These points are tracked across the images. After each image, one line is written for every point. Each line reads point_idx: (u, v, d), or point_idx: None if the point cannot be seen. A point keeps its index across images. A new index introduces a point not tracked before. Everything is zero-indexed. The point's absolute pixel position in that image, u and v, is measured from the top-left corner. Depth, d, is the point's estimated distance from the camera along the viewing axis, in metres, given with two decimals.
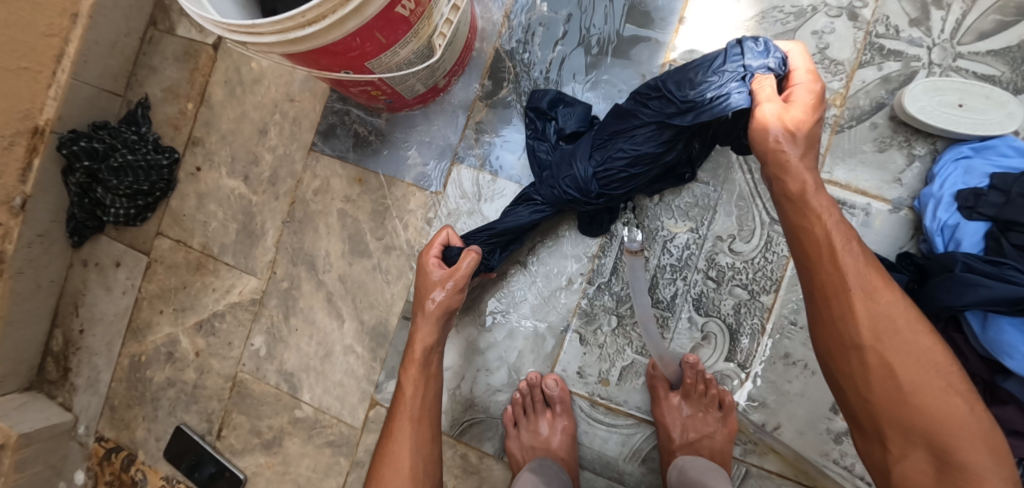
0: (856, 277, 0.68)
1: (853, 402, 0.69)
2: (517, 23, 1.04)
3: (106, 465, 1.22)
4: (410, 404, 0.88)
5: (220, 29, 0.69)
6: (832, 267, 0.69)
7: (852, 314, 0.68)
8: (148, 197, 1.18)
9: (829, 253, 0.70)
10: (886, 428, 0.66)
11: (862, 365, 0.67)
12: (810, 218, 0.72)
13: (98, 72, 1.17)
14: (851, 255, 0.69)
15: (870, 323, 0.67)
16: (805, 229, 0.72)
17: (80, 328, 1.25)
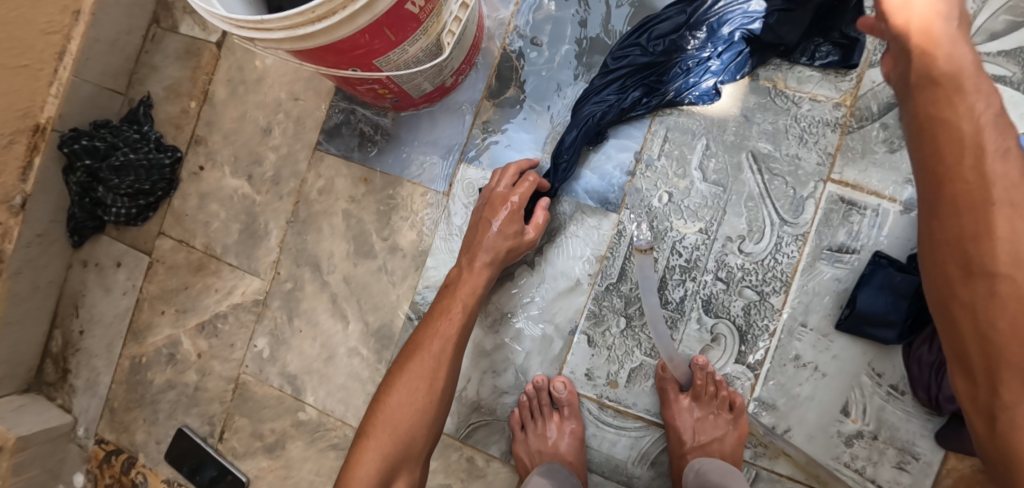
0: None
1: (966, 343, 0.60)
2: (524, 22, 1.04)
3: (105, 468, 1.21)
4: (388, 445, 0.84)
5: (228, 25, 0.68)
6: (976, 171, 0.60)
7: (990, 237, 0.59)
8: (150, 197, 1.17)
9: (975, 165, 0.60)
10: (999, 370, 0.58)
11: (992, 296, 0.58)
12: (959, 101, 0.62)
13: (99, 70, 1.16)
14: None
15: (1015, 250, 0.58)
16: (950, 122, 0.62)
17: (80, 330, 1.23)
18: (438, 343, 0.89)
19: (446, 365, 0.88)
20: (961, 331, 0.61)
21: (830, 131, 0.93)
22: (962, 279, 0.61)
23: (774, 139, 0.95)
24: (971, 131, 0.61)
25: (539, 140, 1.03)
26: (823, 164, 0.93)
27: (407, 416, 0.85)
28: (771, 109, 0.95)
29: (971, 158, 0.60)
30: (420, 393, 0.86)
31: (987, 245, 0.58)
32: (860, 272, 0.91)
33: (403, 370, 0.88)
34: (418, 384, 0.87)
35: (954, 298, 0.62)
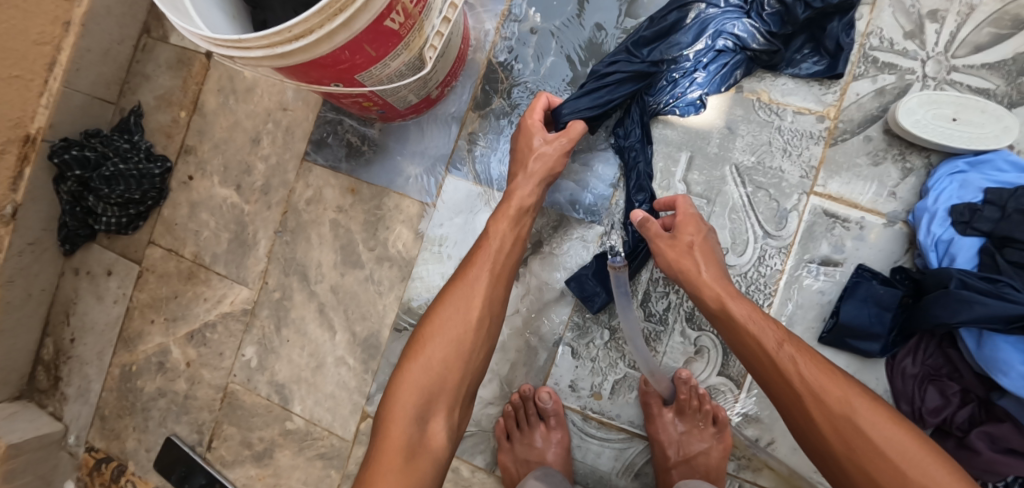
0: (772, 352, 0.76)
1: (821, 443, 0.71)
2: (510, 33, 1.04)
3: (96, 476, 1.21)
4: (421, 376, 0.78)
5: (208, 43, 0.68)
6: (778, 374, 0.75)
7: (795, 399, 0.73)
8: (140, 206, 1.17)
9: (774, 364, 0.75)
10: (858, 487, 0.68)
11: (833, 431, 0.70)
12: (743, 331, 0.78)
13: (90, 80, 1.17)
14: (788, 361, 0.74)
15: (822, 410, 0.71)
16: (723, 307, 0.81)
17: (71, 337, 1.24)
18: (476, 283, 0.83)
19: (485, 294, 0.83)
20: (817, 436, 0.72)
21: (814, 144, 0.93)
22: (793, 400, 0.73)
23: (758, 151, 0.95)
24: (761, 351, 0.76)
25: None
26: (806, 177, 0.93)
27: (445, 347, 0.80)
28: (755, 122, 0.95)
29: (751, 326, 0.78)
30: (458, 325, 0.81)
31: (814, 428, 0.71)
32: (844, 285, 0.91)
33: (474, 258, 0.86)
34: (453, 314, 0.81)
35: (797, 414, 0.73)
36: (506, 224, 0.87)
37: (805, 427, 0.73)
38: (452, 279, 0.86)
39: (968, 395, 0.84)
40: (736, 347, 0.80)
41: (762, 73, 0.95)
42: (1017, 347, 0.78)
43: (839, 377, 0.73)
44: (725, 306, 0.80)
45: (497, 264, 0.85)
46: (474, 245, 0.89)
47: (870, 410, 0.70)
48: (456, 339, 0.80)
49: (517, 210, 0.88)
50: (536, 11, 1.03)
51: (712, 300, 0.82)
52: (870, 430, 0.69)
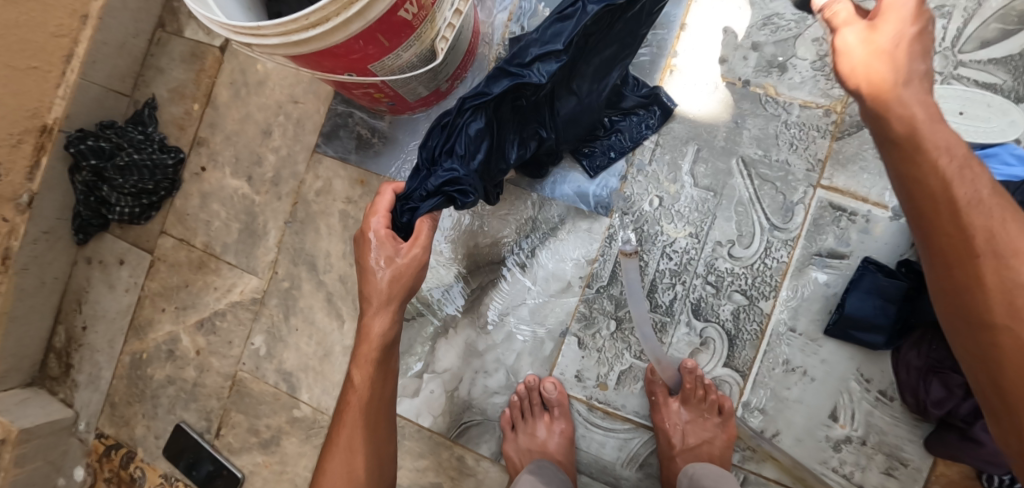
0: (953, 183, 0.60)
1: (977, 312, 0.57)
2: (520, 27, 1.05)
3: (105, 462, 1.23)
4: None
5: (226, 31, 0.70)
6: (955, 221, 0.59)
7: (965, 233, 0.59)
8: (153, 196, 1.19)
9: (954, 218, 0.59)
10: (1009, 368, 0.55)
11: (996, 276, 0.56)
12: (926, 163, 0.61)
13: (106, 73, 1.19)
14: (971, 202, 0.59)
15: (991, 235, 0.58)
16: (916, 178, 0.62)
17: (83, 325, 1.26)
18: (343, 448, 0.89)
19: (358, 452, 0.88)
20: (972, 295, 0.58)
21: (820, 138, 0.94)
22: (959, 256, 0.59)
23: (764, 144, 0.95)
24: (938, 191, 0.60)
25: None
26: (813, 170, 0.94)
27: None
28: (761, 116, 0.96)
29: (941, 159, 0.61)
30: (341, 477, 0.88)
31: (958, 236, 0.59)
32: (850, 277, 0.91)
33: (346, 414, 0.90)
34: (336, 474, 0.88)
35: (955, 269, 0.59)
36: (364, 366, 0.89)
37: (945, 282, 0.60)
38: (335, 428, 0.92)
39: None
40: (914, 216, 0.62)
41: (768, 67, 0.96)
42: None
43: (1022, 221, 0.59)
44: (950, 190, 0.60)
45: (365, 412, 0.89)
46: (345, 389, 0.92)
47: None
48: None
49: (376, 351, 0.89)
50: (545, 6, 1.04)
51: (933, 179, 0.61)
52: None
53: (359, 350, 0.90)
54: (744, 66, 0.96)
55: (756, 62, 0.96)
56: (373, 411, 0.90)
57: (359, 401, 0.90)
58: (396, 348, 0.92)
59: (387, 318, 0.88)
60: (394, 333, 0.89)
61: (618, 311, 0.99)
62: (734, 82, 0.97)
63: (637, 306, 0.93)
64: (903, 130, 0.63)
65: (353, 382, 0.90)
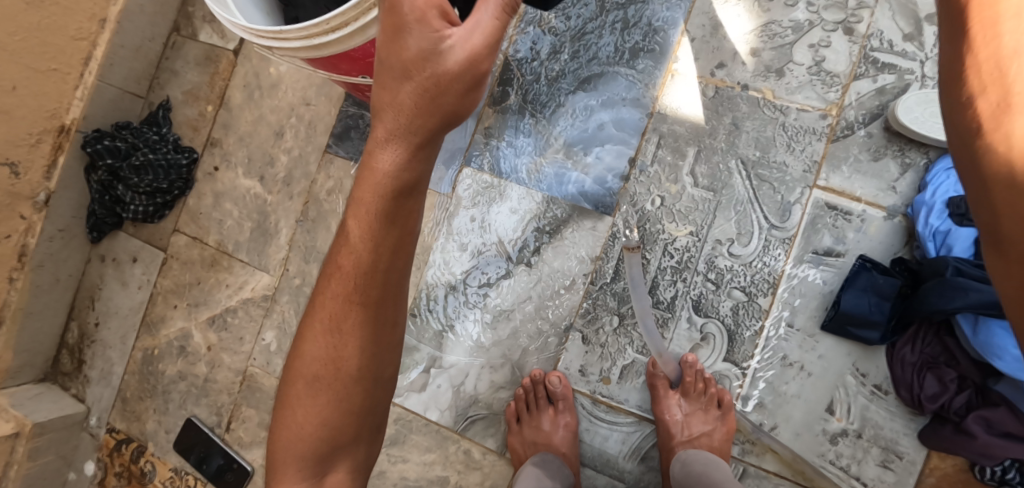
0: (987, 46, 0.45)
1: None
2: (527, 33, 1.08)
3: (116, 456, 1.25)
4: (305, 413, 0.68)
5: (249, 34, 0.73)
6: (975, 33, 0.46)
7: (989, 196, 0.45)
8: (167, 195, 1.22)
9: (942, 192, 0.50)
10: (990, 180, 0.45)
11: (1015, 212, 0.44)
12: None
13: (122, 75, 1.22)
14: (989, 93, 0.45)
15: (1001, 174, 0.44)
16: (960, 22, 0.48)
17: (95, 321, 1.28)
18: (327, 314, 0.67)
19: (349, 296, 0.65)
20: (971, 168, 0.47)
21: (817, 140, 0.97)
22: (969, 140, 0.46)
23: (763, 146, 0.99)
24: (960, 3, 0.48)
25: (539, 146, 1.07)
26: (810, 171, 0.97)
27: (312, 369, 0.68)
28: (760, 118, 0.99)
29: (984, 52, 0.46)
30: (322, 342, 0.67)
31: (973, 68, 0.46)
32: (846, 275, 0.94)
33: (332, 272, 0.67)
34: (323, 329, 0.67)
35: (968, 147, 0.46)
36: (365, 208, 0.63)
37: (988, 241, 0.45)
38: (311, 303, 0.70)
39: (965, 382, 0.87)
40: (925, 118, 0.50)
41: (767, 71, 0.99)
42: None
43: None
44: (958, 115, 0.49)
45: (368, 241, 0.63)
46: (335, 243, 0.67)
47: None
48: (317, 372, 0.67)
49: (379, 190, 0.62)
50: (551, 12, 1.07)
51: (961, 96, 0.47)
52: None
53: (358, 196, 0.64)
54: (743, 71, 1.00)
55: (754, 67, 1.00)
56: (384, 288, 0.65)
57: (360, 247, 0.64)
58: (422, 192, 0.65)
59: (404, 149, 0.62)
60: (411, 174, 0.62)
61: (620, 307, 1.01)
62: (734, 87, 1.00)
63: (639, 297, 0.98)
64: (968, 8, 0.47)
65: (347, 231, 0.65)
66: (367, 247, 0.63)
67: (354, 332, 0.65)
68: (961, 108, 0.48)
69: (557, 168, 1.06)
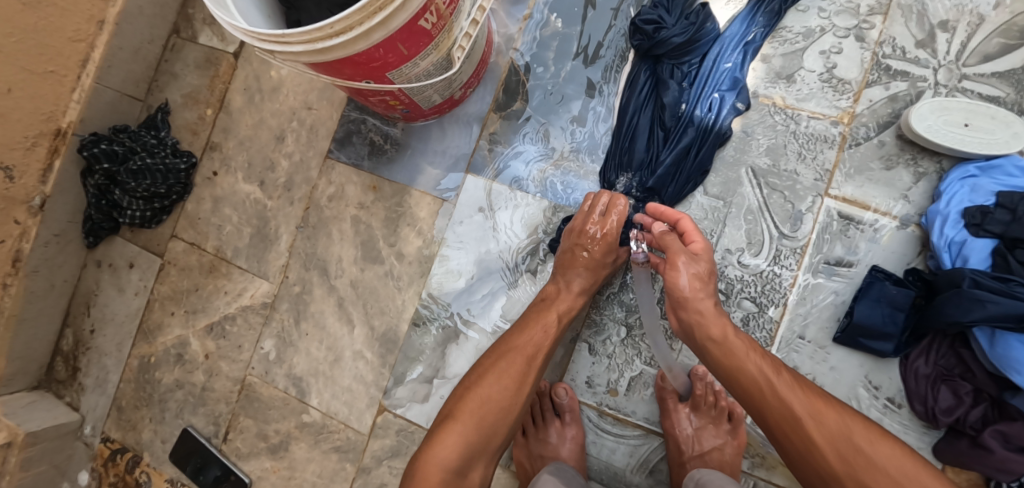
0: (767, 376, 0.79)
1: (821, 468, 0.75)
2: (533, 37, 1.07)
3: (110, 466, 1.23)
4: (467, 428, 0.85)
5: (250, 38, 0.71)
6: (778, 401, 0.78)
7: (813, 445, 0.75)
8: (164, 200, 1.20)
9: (775, 393, 0.79)
10: (836, 468, 0.74)
11: (830, 439, 0.74)
12: (739, 361, 0.81)
13: (121, 78, 1.20)
14: (786, 387, 0.78)
15: (837, 453, 0.74)
16: (741, 370, 0.81)
17: (91, 328, 1.26)
18: (522, 355, 0.89)
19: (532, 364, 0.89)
20: (817, 457, 0.75)
21: (828, 148, 0.96)
22: (791, 429, 0.77)
23: (773, 155, 0.97)
24: (760, 380, 0.80)
25: (544, 152, 1.06)
26: (821, 180, 0.95)
27: (490, 405, 0.86)
28: (770, 126, 0.97)
29: (749, 359, 0.81)
30: (501, 386, 0.87)
31: (788, 408, 0.77)
32: (858, 285, 0.93)
33: (528, 326, 0.92)
34: (503, 377, 0.88)
35: (796, 440, 0.77)
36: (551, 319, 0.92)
37: (803, 468, 0.77)
38: (495, 351, 0.91)
39: (981, 395, 0.86)
40: (723, 372, 0.84)
41: (777, 78, 0.98)
42: None
43: (834, 404, 0.77)
44: (728, 336, 0.83)
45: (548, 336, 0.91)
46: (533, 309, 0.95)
47: (870, 435, 0.74)
48: (499, 407, 0.86)
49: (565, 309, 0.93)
50: (557, 17, 1.06)
51: (716, 329, 0.84)
52: (869, 452, 0.73)
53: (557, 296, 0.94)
54: (753, 77, 0.98)
55: (765, 73, 0.98)
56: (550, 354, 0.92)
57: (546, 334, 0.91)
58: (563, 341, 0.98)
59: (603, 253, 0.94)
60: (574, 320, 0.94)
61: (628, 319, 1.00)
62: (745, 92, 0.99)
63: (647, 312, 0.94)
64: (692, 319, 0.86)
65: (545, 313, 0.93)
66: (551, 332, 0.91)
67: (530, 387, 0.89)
68: (729, 339, 0.83)
69: (564, 176, 1.05)
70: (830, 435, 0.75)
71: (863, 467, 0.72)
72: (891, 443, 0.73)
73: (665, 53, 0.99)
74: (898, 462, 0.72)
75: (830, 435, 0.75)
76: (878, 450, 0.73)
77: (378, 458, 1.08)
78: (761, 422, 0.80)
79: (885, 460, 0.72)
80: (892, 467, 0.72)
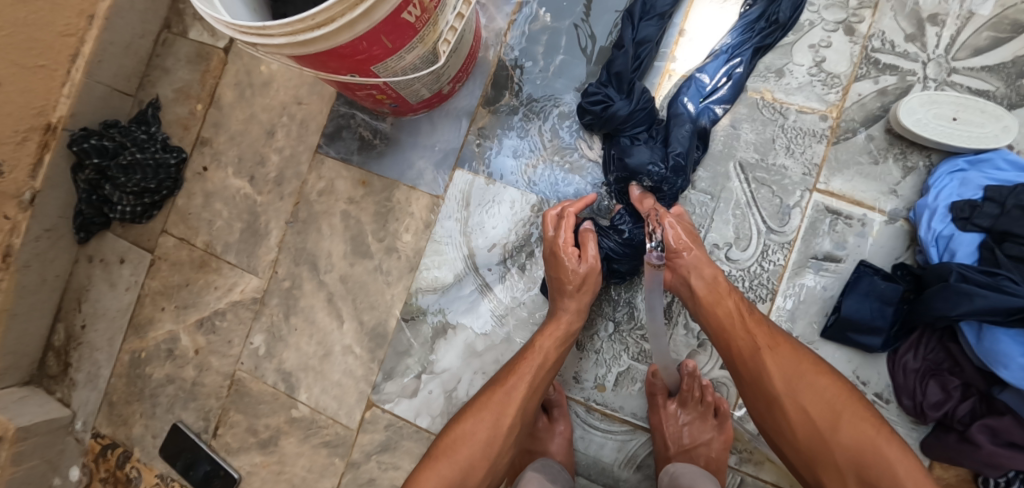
0: (735, 309, 0.84)
1: (765, 390, 0.80)
2: (522, 31, 1.06)
3: (102, 461, 1.23)
4: (449, 471, 0.83)
5: (232, 30, 0.71)
6: (743, 330, 0.83)
7: (764, 371, 0.80)
8: (155, 195, 1.20)
9: (741, 324, 0.83)
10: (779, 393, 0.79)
11: (782, 367, 0.80)
12: (716, 296, 0.86)
13: (111, 72, 1.20)
14: (751, 320, 0.83)
15: (783, 378, 0.79)
16: (715, 301, 0.86)
17: (82, 323, 1.26)
18: (505, 390, 0.88)
19: (519, 404, 0.86)
20: (767, 383, 0.80)
21: (817, 142, 0.95)
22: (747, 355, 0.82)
23: (762, 149, 0.96)
24: (729, 311, 0.84)
25: (533, 147, 1.06)
26: (809, 175, 0.95)
27: (473, 449, 0.84)
28: (759, 119, 0.97)
29: (724, 294, 0.85)
30: (488, 425, 0.85)
31: (748, 336, 0.82)
32: (846, 280, 0.92)
33: (517, 365, 0.90)
34: (483, 420, 0.86)
35: (750, 366, 0.81)
36: (552, 342, 0.90)
37: (748, 390, 0.82)
38: (486, 390, 0.90)
39: (969, 389, 0.85)
40: (696, 305, 0.88)
41: (766, 72, 0.97)
42: (1017, 340, 0.78)
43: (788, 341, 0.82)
44: (714, 276, 0.87)
45: (539, 376, 0.88)
46: (523, 349, 0.92)
47: (819, 372, 0.79)
48: (480, 442, 0.84)
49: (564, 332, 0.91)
50: (546, 11, 1.05)
51: (708, 272, 0.87)
52: (812, 381, 0.78)
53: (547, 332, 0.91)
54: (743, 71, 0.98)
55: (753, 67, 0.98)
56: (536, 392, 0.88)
57: (530, 378, 0.88)
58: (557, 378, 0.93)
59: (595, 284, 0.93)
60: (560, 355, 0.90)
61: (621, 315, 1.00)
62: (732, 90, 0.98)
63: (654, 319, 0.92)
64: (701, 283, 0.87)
65: (534, 347, 0.91)
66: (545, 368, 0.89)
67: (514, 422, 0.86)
68: (714, 277, 0.87)
69: (553, 170, 1.05)
70: (782, 364, 0.80)
71: (803, 391, 0.78)
72: (830, 375, 0.78)
73: (618, 127, 0.97)
74: (836, 390, 0.78)
75: (781, 364, 0.80)
76: (820, 380, 0.78)
77: (367, 453, 1.08)
78: (723, 349, 0.85)
79: (831, 397, 0.77)
80: (829, 398, 0.77)
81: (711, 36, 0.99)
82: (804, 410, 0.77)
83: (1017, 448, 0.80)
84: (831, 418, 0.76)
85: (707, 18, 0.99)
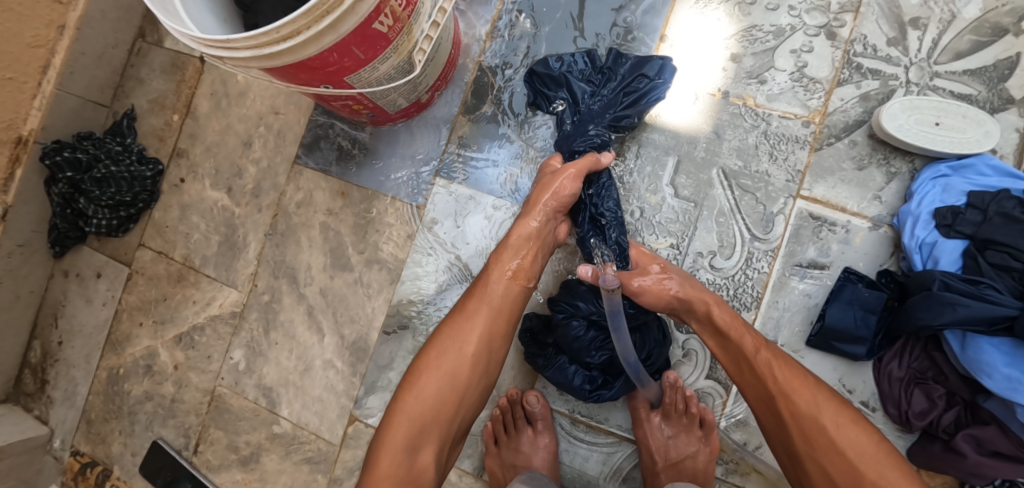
0: (751, 351, 0.80)
1: (787, 445, 0.76)
2: (501, 38, 1.05)
3: (80, 480, 1.20)
4: (417, 408, 0.79)
5: (196, 44, 0.68)
6: (755, 377, 0.79)
7: (781, 421, 0.76)
8: (131, 208, 1.17)
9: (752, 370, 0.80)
10: (799, 446, 0.75)
11: (793, 416, 0.75)
12: (726, 337, 0.83)
13: (84, 83, 1.17)
14: (763, 365, 0.79)
15: (800, 431, 0.75)
16: (728, 343, 0.83)
17: (59, 340, 1.23)
18: (470, 321, 0.84)
19: (483, 329, 0.83)
20: (789, 436, 0.76)
21: (800, 148, 0.94)
22: (766, 401, 0.78)
23: (745, 155, 0.95)
24: (748, 355, 0.80)
25: (513, 156, 1.04)
26: (792, 181, 0.94)
27: (438, 382, 0.81)
28: (741, 126, 0.96)
29: (741, 335, 0.82)
30: (451, 356, 0.82)
31: (763, 382, 0.78)
32: (831, 288, 0.91)
33: (476, 290, 0.87)
34: (448, 348, 0.83)
35: (768, 414, 0.78)
36: (510, 255, 0.87)
37: (773, 443, 0.79)
38: (453, 313, 0.86)
39: (954, 398, 0.84)
40: (716, 345, 0.85)
41: (748, 78, 0.96)
42: (1000, 349, 0.77)
43: (814, 383, 0.77)
44: (713, 313, 0.84)
45: (500, 296, 0.86)
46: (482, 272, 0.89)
47: (839, 417, 0.74)
48: (450, 367, 0.81)
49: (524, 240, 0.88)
50: (526, 17, 1.04)
51: (700, 306, 0.85)
52: (833, 436, 0.73)
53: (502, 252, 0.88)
54: (723, 77, 0.97)
55: (735, 73, 0.96)
56: (495, 317, 0.85)
57: (492, 299, 0.85)
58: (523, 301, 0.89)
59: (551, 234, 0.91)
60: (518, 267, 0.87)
61: (586, 383, 0.93)
62: (714, 93, 0.97)
63: (621, 340, 0.85)
64: (704, 317, 0.85)
65: (493, 267, 0.88)
66: (511, 277, 0.87)
67: (480, 353, 0.83)
68: (716, 313, 0.84)
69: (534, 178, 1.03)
70: (798, 415, 0.75)
71: (823, 448, 0.73)
72: (863, 428, 0.73)
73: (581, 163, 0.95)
74: (860, 447, 0.72)
75: (796, 414, 0.75)
76: (843, 436, 0.72)
77: (349, 469, 1.06)
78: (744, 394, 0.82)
79: (861, 454, 0.71)
80: (856, 454, 0.71)
81: (693, 49, 0.98)
82: (826, 469, 0.72)
83: (1003, 458, 0.79)
84: (853, 479, 0.70)
85: (687, 25, 0.98)
